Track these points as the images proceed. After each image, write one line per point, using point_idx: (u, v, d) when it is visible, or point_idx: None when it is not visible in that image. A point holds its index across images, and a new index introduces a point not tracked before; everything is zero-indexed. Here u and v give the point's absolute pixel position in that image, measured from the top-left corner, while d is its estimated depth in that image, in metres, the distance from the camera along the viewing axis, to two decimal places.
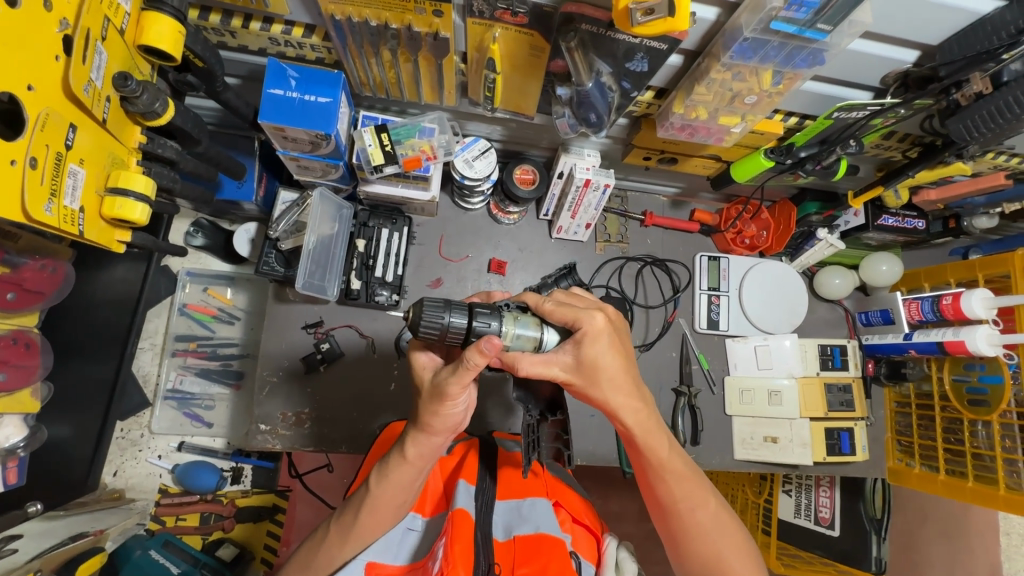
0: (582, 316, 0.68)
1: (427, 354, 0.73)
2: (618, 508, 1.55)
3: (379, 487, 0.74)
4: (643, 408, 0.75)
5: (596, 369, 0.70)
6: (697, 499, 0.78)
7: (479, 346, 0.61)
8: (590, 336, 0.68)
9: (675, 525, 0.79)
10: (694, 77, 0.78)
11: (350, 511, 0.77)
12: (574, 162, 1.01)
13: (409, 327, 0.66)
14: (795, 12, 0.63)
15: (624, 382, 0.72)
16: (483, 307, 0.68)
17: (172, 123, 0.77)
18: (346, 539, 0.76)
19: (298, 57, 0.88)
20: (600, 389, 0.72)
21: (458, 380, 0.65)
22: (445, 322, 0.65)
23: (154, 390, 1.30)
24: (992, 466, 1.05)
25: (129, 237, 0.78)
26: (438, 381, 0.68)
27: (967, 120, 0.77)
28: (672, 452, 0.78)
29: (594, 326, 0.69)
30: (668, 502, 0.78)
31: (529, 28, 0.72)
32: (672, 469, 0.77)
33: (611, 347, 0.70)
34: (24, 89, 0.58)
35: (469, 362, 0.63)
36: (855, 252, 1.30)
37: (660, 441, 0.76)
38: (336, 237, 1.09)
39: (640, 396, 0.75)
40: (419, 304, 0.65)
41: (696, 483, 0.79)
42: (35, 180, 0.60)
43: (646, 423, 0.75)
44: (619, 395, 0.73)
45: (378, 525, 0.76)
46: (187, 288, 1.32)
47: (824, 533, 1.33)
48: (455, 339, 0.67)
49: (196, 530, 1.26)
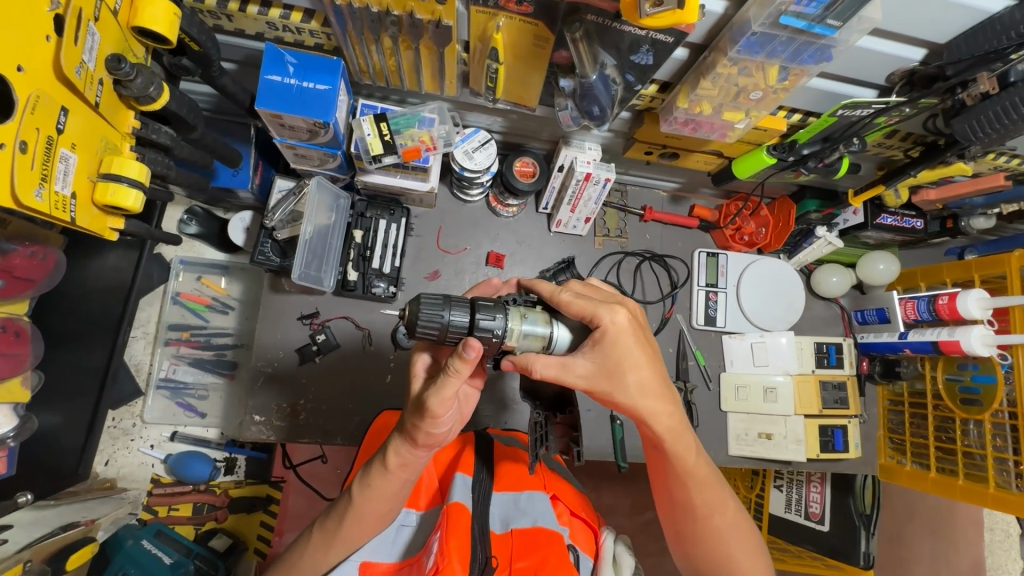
0: (601, 311, 0.68)
1: (420, 363, 0.74)
2: (610, 502, 1.56)
3: (362, 495, 0.72)
4: (673, 413, 0.74)
5: (619, 368, 0.69)
6: (716, 505, 0.78)
7: (462, 353, 0.60)
8: (610, 333, 0.67)
9: (690, 526, 0.79)
10: (700, 72, 0.77)
11: (334, 516, 0.75)
12: (575, 155, 0.99)
13: (407, 327, 0.66)
14: (805, 7, 0.62)
15: (653, 386, 0.72)
16: (486, 305, 0.67)
17: (167, 109, 0.75)
18: (330, 545, 0.74)
19: (297, 43, 0.86)
20: (627, 392, 0.70)
21: (438, 394, 0.64)
22: (443, 320, 0.64)
23: (147, 379, 1.29)
24: (983, 464, 1.06)
25: (122, 224, 0.77)
26: (435, 389, 0.64)
27: (972, 121, 0.77)
28: (698, 457, 0.77)
29: (615, 324, 0.68)
30: (686, 504, 0.78)
31: (533, 18, 0.70)
32: (695, 474, 0.77)
33: (629, 347, 0.68)
34: (14, 70, 0.56)
35: (453, 368, 0.62)
36: (852, 251, 1.31)
37: (687, 447, 0.76)
38: (333, 227, 1.07)
39: (671, 401, 0.74)
40: (417, 302, 0.64)
41: (717, 489, 0.78)
42: (25, 164, 0.58)
43: (676, 428, 0.74)
44: (650, 398, 0.72)
45: (365, 531, 0.74)
46: (180, 277, 1.30)
47: (814, 528, 1.34)
48: (456, 337, 0.66)
49: (188, 519, 1.24)
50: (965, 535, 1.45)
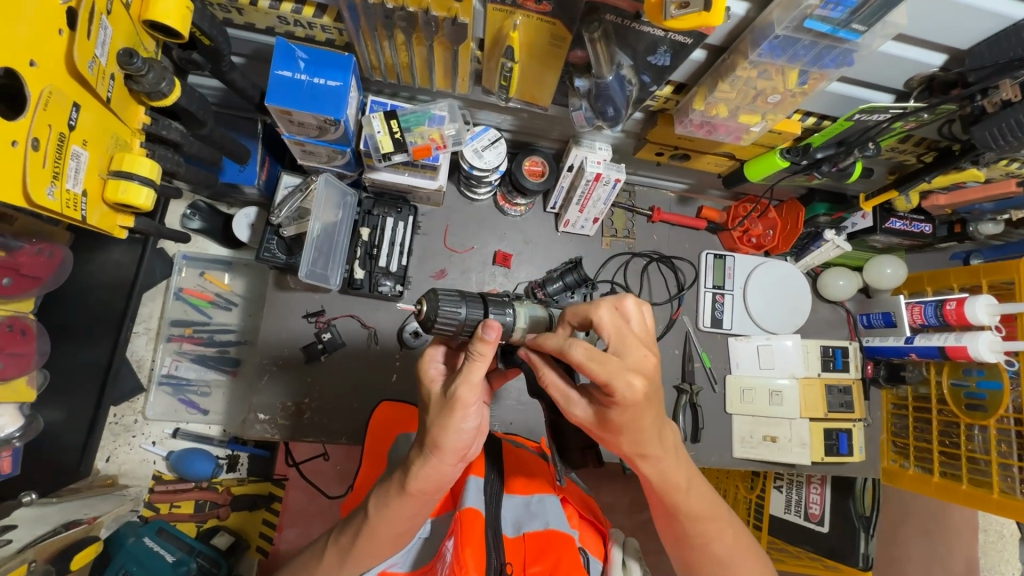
0: (616, 382, 0.54)
1: (435, 364, 0.68)
2: (610, 500, 1.55)
3: (376, 516, 0.68)
4: (665, 451, 0.65)
5: (619, 427, 0.60)
6: (712, 532, 0.72)
7: (482, 334, 0.58)
8: (622, 404, 0.56)
9: (687, 552, 0.75)
10: (718, 74, 0.76)
11: (347, 533, 0.71)
12: (586, 155, 0.99)
13: (424, 325, 0.64)
14: (831, 11, 0.62)
15: (650, 434, 0.62)
16: (493, 298, 0.68)
17: (178, 104, 0.74)
18: (345, 563, 0.71)
19: (307, 38, 0.85)
20: (619, 439, 0.63)
21: (467, 381, 0.60)
22: (460, 310, 0.64)
23: (148, 375, 1.27)
24: (987, 470, 1.06)
25: (132, 222, 0.76)
26: (463, 376, 0.60)
27: (993, 128, 0.76)
28: (689, 491, 0.70)
29: (630, 394, 0.55)
30: (681, 532, 0.73)
31: (551, 17, 0.69)
32: (691, 509, 0.70)
33: (640, 413, 0.58)
34: (27, 65, 0.55)
35: (475, 352, 0.59)
36: (859, 254, 1.30)
37: (678, 482, 0.68)
38: (340, 225, 1.05)
39: (661, 443, 0.65)
40: (434, 297, 0.63)
41: (711, 516, 0.72)
42: (37, 162, 0.57)
43: (665, 466, 0.67)
44: (643, 445, 0.63)
45: (378, 551, 0.71)
46: (183, 272, 1.29)
47: (813, 529, 1.33)
48: (471, 332, 0.65)
49: (191, 517, 1.23)
50: (962, 538, 1.45)
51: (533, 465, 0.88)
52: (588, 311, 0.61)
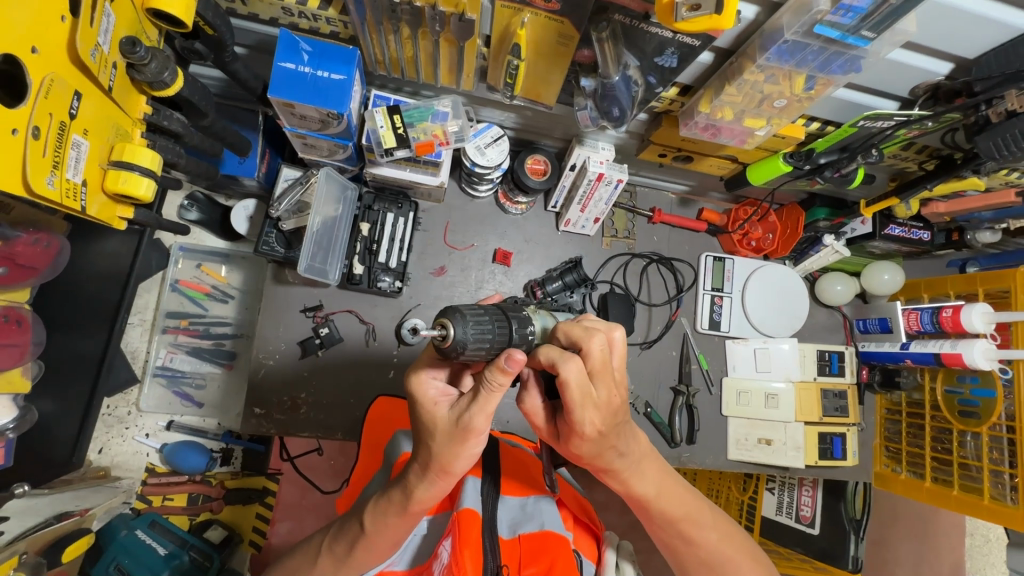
0: (575, 415, 0.57)
1: (436, 386, 0.62)
2: (603, 498, 1.47)
3: (371, 528, 0.67)
4: (636, 459, 0.67)
5: (579, 454, 0.63)
6: (695, 536, 0.73)
7: (502, 366, 0.53)
8: (576, 432, 0.59)
9: (680, 556, 0.75)
10: (725, 77, 0.76)
11: (341, 541, 0.71)
12: (589, 154, 0.97)
13: (448, 352, 0.55)
14: (842, 17, 0.61)
15: (616, 456, 0.64)
16: (513, 311, 0.63)
17: (181, 95, 0.73)
18: (339, 570, 0.72)
19: (312, 30, 0.84)
20: (585, 464, 0.66)
21: (483, 411, 0.57)
22: (490, 330, 0.57)
23: (143, 366, 1.26)
24: (978, 476, 1.06)
25: (131, 213, 0.75)
26: (479, 405, 0.57)
27: (997, 138, 0.76)
28: (664, 493, 0.70)
29: (586, 427, 0.58)
30: (667, 537, 0.74)
31: (560, 15, 0.69)
32: (662, 514, 0.71)
33: (602, 445, 0.61)
34: (28, 53, 0.54)
35: (491, 381, 0.55)
36: (858, 260, 1.30)
37: (647, 484, 0.69)
38: (340, 219, 1.04)
39: (629, 463, 0.66)
40: (464, 319, 0.55)
41: (693, 518, 0.72)
42: (37, 151, 0.56)
43: (634, 474, 0.67)
44: (617, 467, 0.65)
45: (375, 558, 0.71)
46: (180, 263, 1.28)
47: (804, 530, 1.31)
48: (496, 354, 0.59)
49: (184, 510, 1.23)
50: (952, 546, 1.46)
51: (531, 468, 0.88)
52: (581, 337, 0.58)
